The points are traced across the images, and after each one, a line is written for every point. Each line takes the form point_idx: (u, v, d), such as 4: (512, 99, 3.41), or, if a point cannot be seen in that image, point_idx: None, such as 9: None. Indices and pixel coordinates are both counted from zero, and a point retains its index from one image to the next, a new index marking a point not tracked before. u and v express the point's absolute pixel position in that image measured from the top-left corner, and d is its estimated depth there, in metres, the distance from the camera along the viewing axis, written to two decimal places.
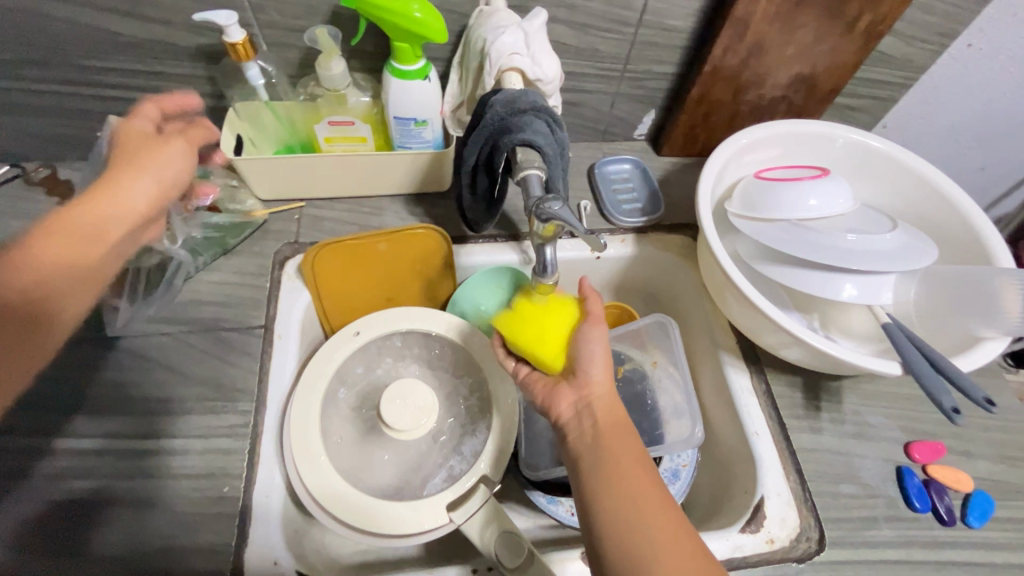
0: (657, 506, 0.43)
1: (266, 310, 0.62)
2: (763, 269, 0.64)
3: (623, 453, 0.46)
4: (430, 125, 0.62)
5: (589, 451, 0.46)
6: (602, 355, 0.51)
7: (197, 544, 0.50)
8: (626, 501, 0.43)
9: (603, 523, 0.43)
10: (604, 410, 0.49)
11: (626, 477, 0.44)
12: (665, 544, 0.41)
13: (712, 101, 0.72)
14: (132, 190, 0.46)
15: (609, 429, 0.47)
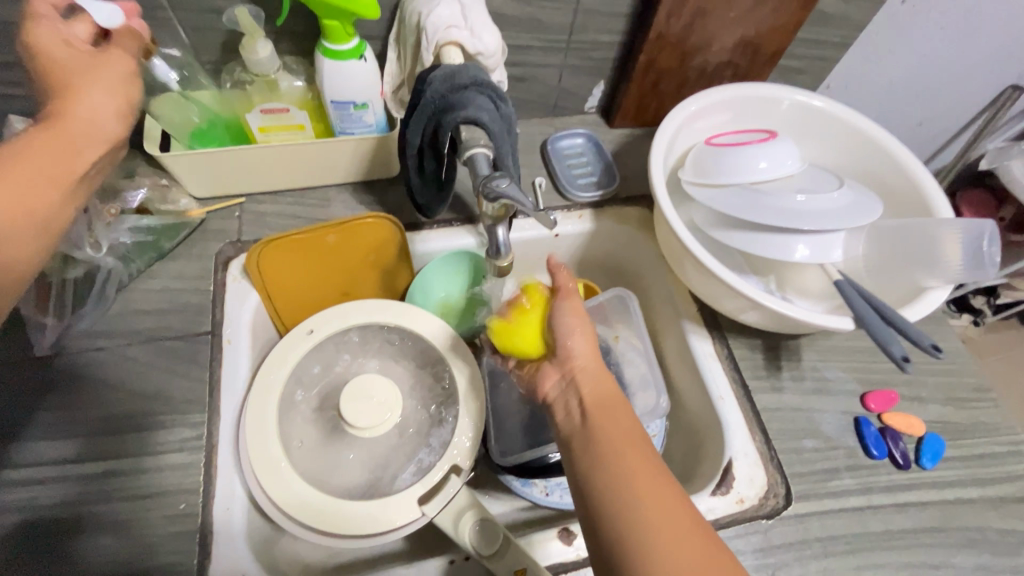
0: (662, 493, 0.40)
1: (212, 314, 0.59)
2: (718, 235, 0.64)
3: (620, 434, 0.43)
4: (370, 108, 0.59)
5: (579, 431, 0.45)
6: (579, 327, 0.50)
7: (156, 566, 0.48)
8: (622, 484, 0.40)
9: (602, 511, 0.40)
10: (594, 386, 0.47)
11: (625, 460, 0.41)
12: (673, 536, 0.37)
13: (660, 69, 0.71)
14: (88, 110, 0.42)
15: (601, 407, 0.45)
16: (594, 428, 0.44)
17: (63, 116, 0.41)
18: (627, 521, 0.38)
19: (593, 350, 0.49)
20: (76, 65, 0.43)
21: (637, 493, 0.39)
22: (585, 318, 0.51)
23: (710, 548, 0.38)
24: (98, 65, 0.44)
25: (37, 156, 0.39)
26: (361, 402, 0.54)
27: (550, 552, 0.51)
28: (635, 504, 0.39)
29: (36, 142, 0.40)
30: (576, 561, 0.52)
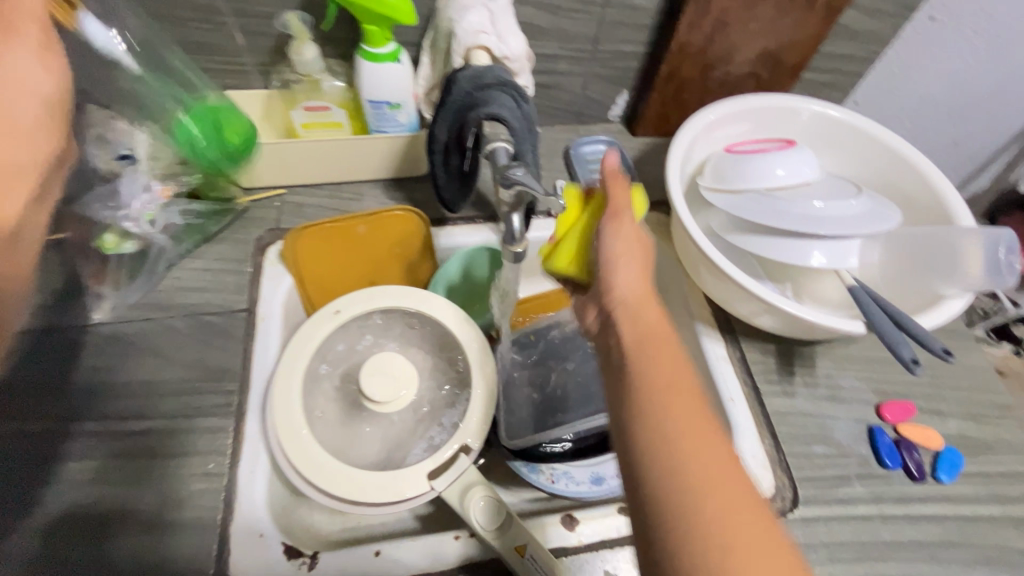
0: (709, 444, 0.34)
1: (249, 294, 0.64)
2: (735, 239, 0.65)
3: (666, 378, 0.37)
4: (404, 108, 0.63)
5: (620, 369, 0.39)
6: (623, 255, 0.43)
7: (184, 519, 0.51)
8: (664, 431, 0.34)
9: (638, 463, 0.34)
10: (638, 325, 0.40)
11: (670, 406, 0.35)
12: (718, 501, 0.32)
13: (682, 79, 0.73)
14: (26, 84, 0.40)
15: (648, 347, 0.39)
16: (638, 369, 0.38)
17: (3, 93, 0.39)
18: (665, 471, 0.33)
19: (639, 281, 0.43)
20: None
21: (679, 443, 0.34)
22: (629, 244, 0.44)
23: (762, 516, 0.32)
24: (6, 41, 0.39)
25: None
26: (378, 376, 0.57)
27: (552, 536, 0.53)
28: (674, 455, 0.33)
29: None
30: (576, 547, 0.53)
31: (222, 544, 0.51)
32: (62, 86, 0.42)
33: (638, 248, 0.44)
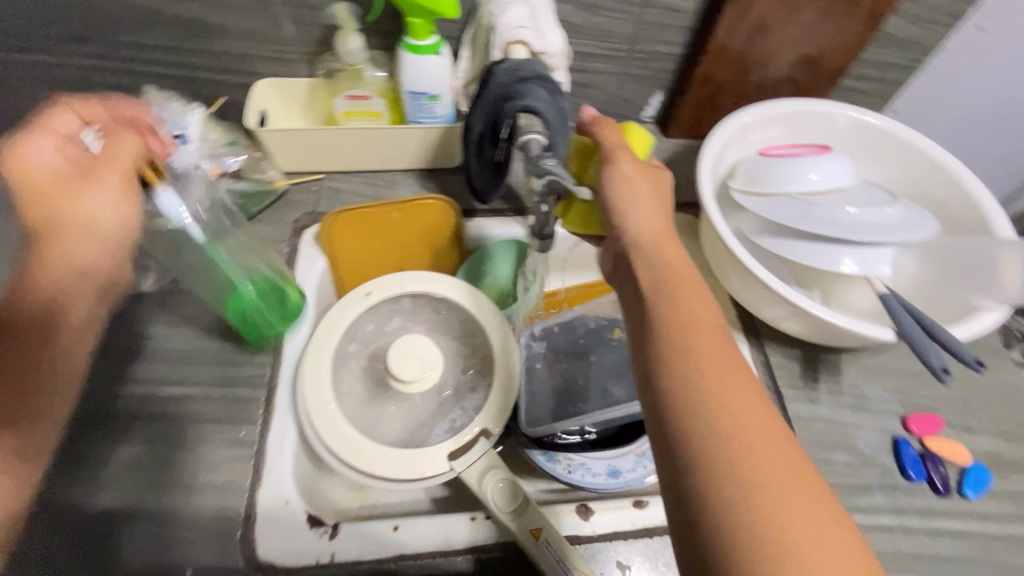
0: (732, 380, 0.37)
1: (284, 272, 0.66)
2: (764, 242, 0.65)
3: (689, 313, 0.41)
4: (441, 100, 0.65)
5: (643, 316, 0.42)
6: (625, 192, 0.49)
7: (215, 482, 0.54)
8: (690, 372, 0.37)
9: (664, 386, 0.38)
10: (656, 267, 0.45)
11: (692, 336, 0.39)
12: (739, 414, 0.35)
13: (718, 81, 0.73)
14: (94, 215, 0.44)
15: (672, 287, 0.43)
16: (661, 303, 0.42)
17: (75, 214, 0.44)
18: (690, 391, 0.36)
19: (653, 225, 0.48)
20: (74, 180, 0.45)
21: (703, 368, 0.37)
22: (640, 192, 0.50)
23: (779, 434, 0.35)
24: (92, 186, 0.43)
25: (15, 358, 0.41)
26: (405, 357, 0.58)
27: (566, 524, 0.53)
28: (698, 375, 0.37)
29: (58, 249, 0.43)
30: (589, 536, 0.53)
31: (250, 509, 0.53)
32: (130, 228, 0.45)
33: (650, 199, 0.50)
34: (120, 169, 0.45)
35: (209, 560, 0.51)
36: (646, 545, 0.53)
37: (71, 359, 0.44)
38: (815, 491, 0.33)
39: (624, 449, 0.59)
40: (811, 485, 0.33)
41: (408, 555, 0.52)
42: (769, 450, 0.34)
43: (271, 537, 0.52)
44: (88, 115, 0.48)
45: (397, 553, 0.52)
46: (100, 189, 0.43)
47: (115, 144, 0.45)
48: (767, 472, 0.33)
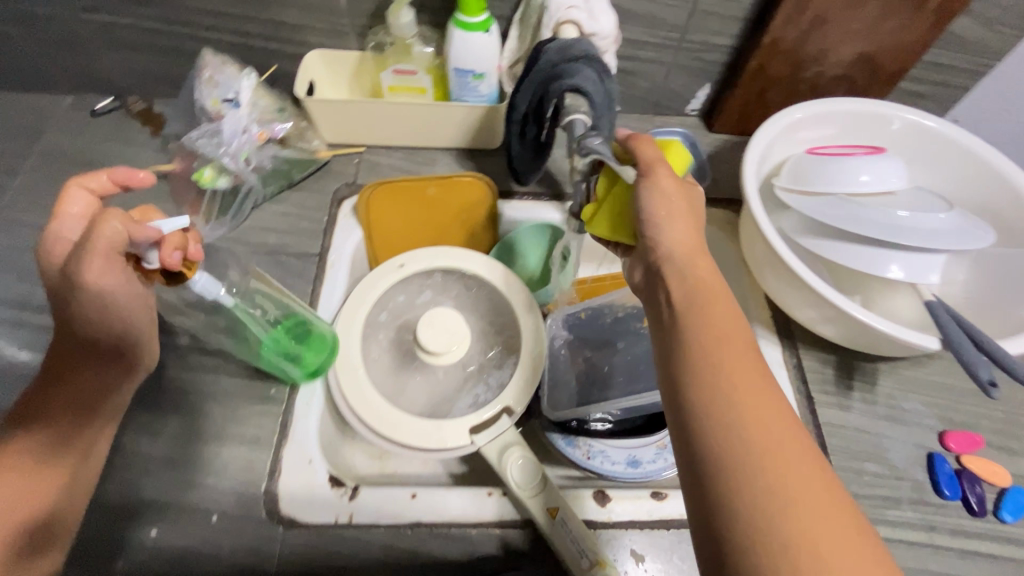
0: (761, 402, 0.36)
1: (322, 240, 0.68)
2: (806, 243, 0.63)
3: (720, 335, 0.39)
4: (486, 79, 0.65)
5: (671, 331, 0.41)
6: (663, 213, 0.45)
7: (243, 435, 0.56)
8: (719, 393, 0.36)
9: (692, 417, 0.36)
10: (687, 280, 0.43)
11: (721, 360, 0.38)
12: (772, 446, 0.34)
13: (770, 76, 0.71)
14: (111, 304, 0.44)
15: (700, 303, 0.41)
16: (691, 323, 0.41)
17: (87, 308, 0.43)
18: (720, 423, 0.35)
19: (685, 239, 0.45)
20: (70, 283, 0.42)
21: (731, 398, 0.36)
22: (674, 205, 0.45)
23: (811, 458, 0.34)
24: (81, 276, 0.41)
25: (65, 400, 0.45)
26: (433, 330, 0.59)
27: (582, 507, 0.53)
28: (729, 404, 0.36)
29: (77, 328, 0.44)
30: (605, 522, 0.53)
31: (274, 465, 0.54)
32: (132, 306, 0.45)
33: (686, 209, 0.45)
34: (104, 260, 0.42)
35: (234, 508, 0.53)
36: (662, 536, 0.53)
37: (103, 406, 0.47)
38: (853, 527, 0.32)
39: (647, 440, 0.59)
40: (848, 519, 0.32)
41: (424, 523, 0.52)
42: (806, 484, 0.33)
43: (293, 492, 0.53)
44: (102, 188, 0.45)
45: (412, 521, 0.52)
46: (96, 283, 0.42)
47: (94, 235, 0.41)
48: (803, 509, 0.32)
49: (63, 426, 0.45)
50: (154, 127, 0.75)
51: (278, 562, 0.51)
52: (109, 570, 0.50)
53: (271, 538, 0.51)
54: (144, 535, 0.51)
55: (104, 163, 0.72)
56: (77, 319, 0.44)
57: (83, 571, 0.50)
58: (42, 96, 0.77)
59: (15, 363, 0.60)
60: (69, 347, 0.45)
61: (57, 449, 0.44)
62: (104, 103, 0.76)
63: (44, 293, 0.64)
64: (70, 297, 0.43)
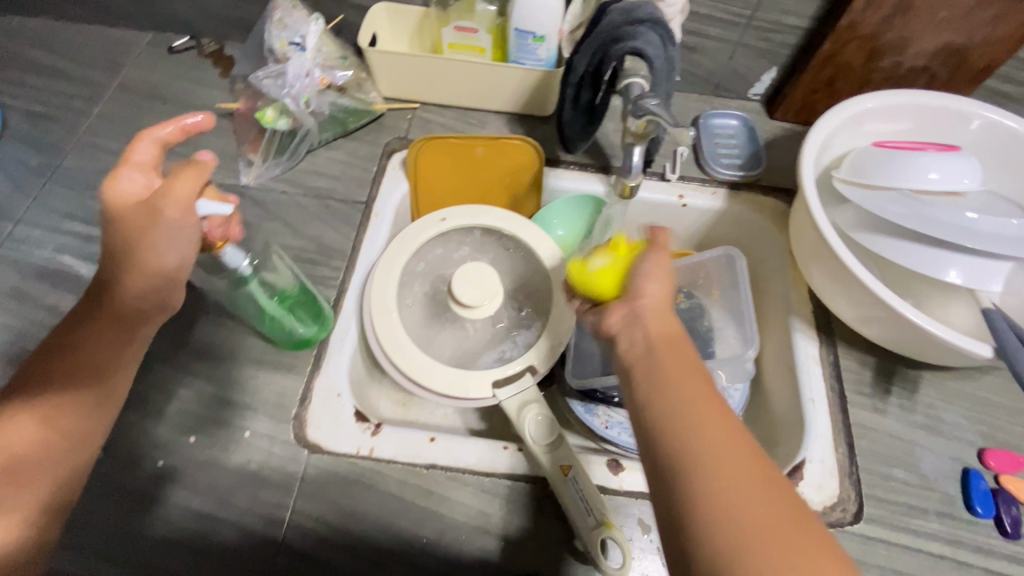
0: (727, 434, 0.38)
1: (369, 189, 0.69)
2: (860, 238, 0.61)
3: (694, 380, 0.40)
4: (546, 42, 0.65)
5: (643, 364, 0.42)
6: (659, 273, 0.46)
7: (279, 363, 0.59)
8: (688, 427, 0.38)
9: (666, 459, 0.37)
10: (659, 317, 0.44)
11: (696, 407, 0.39)
12: (753, 493, 0.35)
13: (843, 63, 0.68)
14: (165, 251, 0.45)
15: (670, 347, 0.42)
16: (665, 369, 0.41)
17: (146, 252, 0.45)
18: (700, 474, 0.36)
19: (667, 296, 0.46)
20: (143, 221, 0.44)
21: (709, 440, 0.37)
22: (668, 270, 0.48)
23: (776, 483, 0.36)
24: (157, 220, 0.44)
25: (102, 344, 0.47)
26: (469, 282, 0.59)
27: (594, 472, 0.54)
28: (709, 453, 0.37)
29: (125, 277, 0.46)
30: (616, 489, 0.53)
31: (305, 395, 0.57)
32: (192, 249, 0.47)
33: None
34: (183, 207, 0.44)
35: (266, 428, 0.56)
36: None
37: (127, 356, 0.48)
38: (827, 558, 0.33)
39: None
40: (821, 550, 0.33)
41: (439, 466, 0.54)
42: (788, 523, 0.34)
43: (320, 421, 0.56)
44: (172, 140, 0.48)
45: (429, 462, 0.54)
46: (169, 227, 0.44)
47: (172, 185, 0.44)
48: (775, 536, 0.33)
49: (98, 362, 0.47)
50: (223, 68, 0.78)
51: (300, 483, 0.54)
52: (150, 469, 0.54)
53: (296, 461, 0.54)
54: (183, 443, 0.55)
55: (176, 98, 0.76)
56: (124, 266, 0.46)
57: (128, 466, 0.54)
58: (125, 30, 0.82)
59: (83, 275, 0.65)
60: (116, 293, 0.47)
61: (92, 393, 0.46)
62: (180, 43, 0.79)
63: None
64: (129, 239, 0.45)
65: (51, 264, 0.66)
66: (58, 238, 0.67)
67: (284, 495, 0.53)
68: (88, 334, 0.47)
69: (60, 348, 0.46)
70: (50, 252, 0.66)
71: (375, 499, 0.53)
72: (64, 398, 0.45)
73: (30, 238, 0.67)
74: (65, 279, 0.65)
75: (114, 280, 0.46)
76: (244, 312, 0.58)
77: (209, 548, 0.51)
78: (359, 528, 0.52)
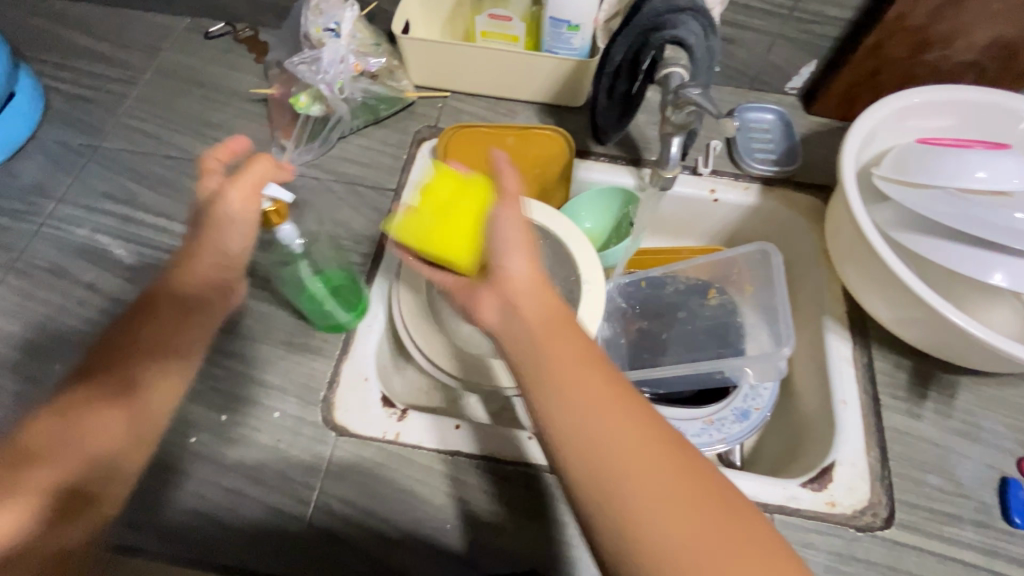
0: (621, 413, 0.36)
1: (398, 177, 0.70)
2: (902, 237, 0.60)
3: (574, 366, 0.38)
4: (581, 31, 0.64)
5: (527, 358, 0.39)
6: (522, 244, 0.44)
7: (308, 346, 0.60)
8: (582, 418, 0.36)
9: (567, 462, 0.36)
10: (540, 299, 0.42)
11: (581, 397, 0.37)
12: (654, 471, 0.34)
13: (887, 57, 0.66)
14: (224, 239, 0.48)
15: (554, 330, 0.40)
16: (546, 364, 0.38)
17: (207, 238, 0.47)
18: (598, 473, 0.34)
19: (533, 268, 0.43)
20: (207, 208, 0.47)
21: (604, 428, 0.35)
22: (525, 235, 0.44)
23: (677, 451, 0.35)
24: (220, 206, 0.46)
25: (163, 329, 0.46)
26: None
27: None
28: (604, 445, 0.35)
29: (196, 263, 0.48)
30: None
31: (333, 378, 0.58)
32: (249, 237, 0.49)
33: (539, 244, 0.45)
34: (246, 192, 0.46)
35: (294, 410, 0.57)
36: None
37: (183, 352, 0.47)
38: (738, 513, 0.33)
39: (693, 415, 0.59)
40: (731, 507, 0.33)
41: (463, 453, 0.54)
42: (694, 493, 0.34)
43: (348, 405, 0.57)
44: (228, 158, 0.49)
45: (454, 449, 0.54)
46: (231, 214, 0.47)
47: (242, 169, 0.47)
48: (683, 511, 0.33)
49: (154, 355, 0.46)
50: (257, 54, 0.79)
51: (327, 464, 0.54)
52: (182, 445, 0.55)
53: (324, 443, 0.55)
54: (215, 421, 0.56)
55: (212, 83, 0.77)
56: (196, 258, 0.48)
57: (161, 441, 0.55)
58: (161, 16, 0.83)
59: (121, 254, 0.67)
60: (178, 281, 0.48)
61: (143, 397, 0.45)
62: (217, 28, 0.80)
63: (150, 196, 0.70)
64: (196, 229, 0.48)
65: (89, 243, 0.67)
66: (96, 218, 0.69)
67: (311, 475, 0.54)
68: (149, 321, 0.46)
69: (124, 330, 0.46)
70: (87, 232, 0.68)
71: (399, 483, 0.53)
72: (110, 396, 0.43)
73: (69, 218, 0.69)
74: (103, 258, 0.66)
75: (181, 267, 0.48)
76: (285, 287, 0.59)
77: (238, 525, 0.52)
78: (383, 511, 0.53)
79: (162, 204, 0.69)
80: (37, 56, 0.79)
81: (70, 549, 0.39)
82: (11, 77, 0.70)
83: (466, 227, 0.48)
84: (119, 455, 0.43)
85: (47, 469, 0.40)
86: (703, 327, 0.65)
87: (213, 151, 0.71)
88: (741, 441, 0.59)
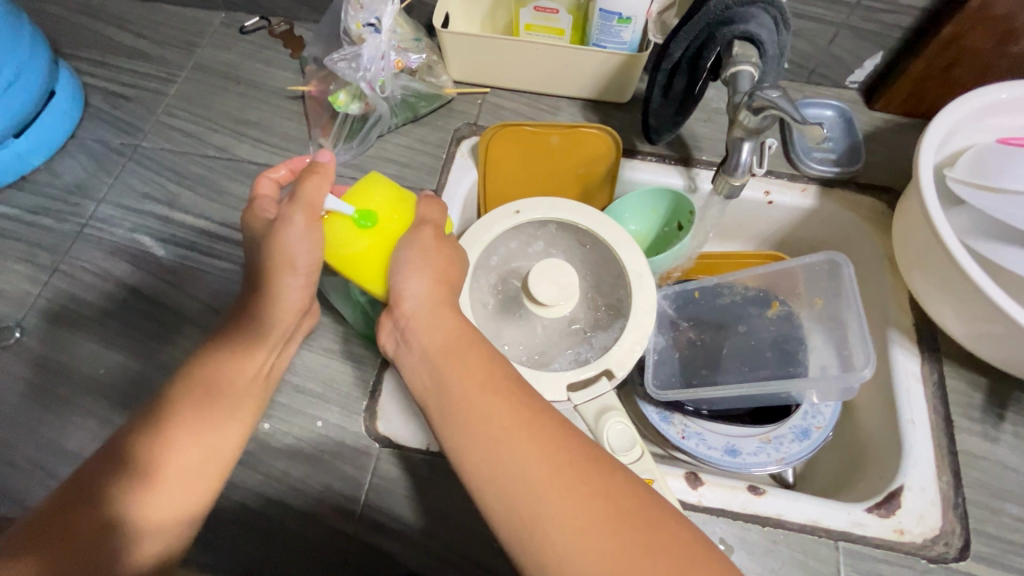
0: (526, 432, 0.38)
1: (438, 178, 0.67)
2: (980, 246, 0.56)
3: (477, 391, 0.40)
4: (633, 24, 0.61)
5: (436, 391, 0.42)
6: (419, 265, 0.47)
7: (350, 352, 0.59)
8: (491, 447, 0.38)
9: (483, 495, 0.37)
10: (439, 325, 0.45)
11: (486, 418, 0.39)
12: (563, 478, 0.36)
13: (967, 48, 0.61)
14: (290, 252, 0.47)
15: (454, 359, 0.42)
16: (447, 393, 0.41)
17: (273, 255, 0.47)
18: (510, 494, 0.36)
19: (432, 287, 0.47)
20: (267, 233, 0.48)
21: (512, 452, 0.37)
22: (429, 258, 0.48)
23: (582, 462, 0.37)
24: (282, 226, 0.46)
25: (235, 347, 0.48)
26: (546, 280, 0.56)
27: (672, 485, 0.51)
28: (510, 465, 0.37)
29: (263, 283, 0.48)
30: (695, 505, 0.50)
31: (373, 387, 0.57)
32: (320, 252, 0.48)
33: (443, 263, 0.49)
34: (309, 214, 0.47)
35: (337, 419, 0.56)
36: (759, 533, 0.50)
37: (251, 365, 0.48)
38: (650, 511, 0.35)
39: (749, 432, 0.58)
40: (641, 505, 0.35)
41: None
42: (602, 501, 0.35)
43: (390, 415, 0.55)
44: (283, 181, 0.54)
45: None
46: (295, 230, 0.46)
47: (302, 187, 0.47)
48: (593, 521, 0.34)
49: (225, 358, 0.47)
50: (293, 50, 0.77)
51: (371, 476, 0.53)
52: None
53: (367, 453, 0.54)
54: (258, 430, 0.56)
55: (248, 80, 0.75)
56: (264, 282, 0.48)
57: None
58: (197, 10, 0.81)
59: (162, 255, 0.66)
60: (251, 298, 0.49)
61: (208, 392, 0.45)
62: (252, 23, 0.79)
63: (189, 196, 0.69)
64: (262, 251, 0.48)
65: (131, 244, 0.67)
66: (137, 218, 0.69)
67: (355, 487, 0.53)
68: (228, 338, 0.48)
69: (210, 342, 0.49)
70: (129, 232, 0.68)
71: (445, 496, 0.52)
72: (180, 389, 0.45)
73: (111, 218, 0.69)
74: (145, 260, 0.66)
75: (256, 283, 0.49)
76: (332, 291, 0.57)
77: (283, 535, 0.52)
78: (430, 525, 0.51)
79: (202, 206, 0.68)
80: (76, 54, 0.79)
81: (82, 535, 0.37)
82: (52, 75, 0.70)
83: (376, 258, 0.48)
84: (180, 438, 0.43)
85: (114, 449, 0.41)
86: (763, 340, 0.63)
87: (253, 152, 0.71)
88: (800, 459, 0.56)
